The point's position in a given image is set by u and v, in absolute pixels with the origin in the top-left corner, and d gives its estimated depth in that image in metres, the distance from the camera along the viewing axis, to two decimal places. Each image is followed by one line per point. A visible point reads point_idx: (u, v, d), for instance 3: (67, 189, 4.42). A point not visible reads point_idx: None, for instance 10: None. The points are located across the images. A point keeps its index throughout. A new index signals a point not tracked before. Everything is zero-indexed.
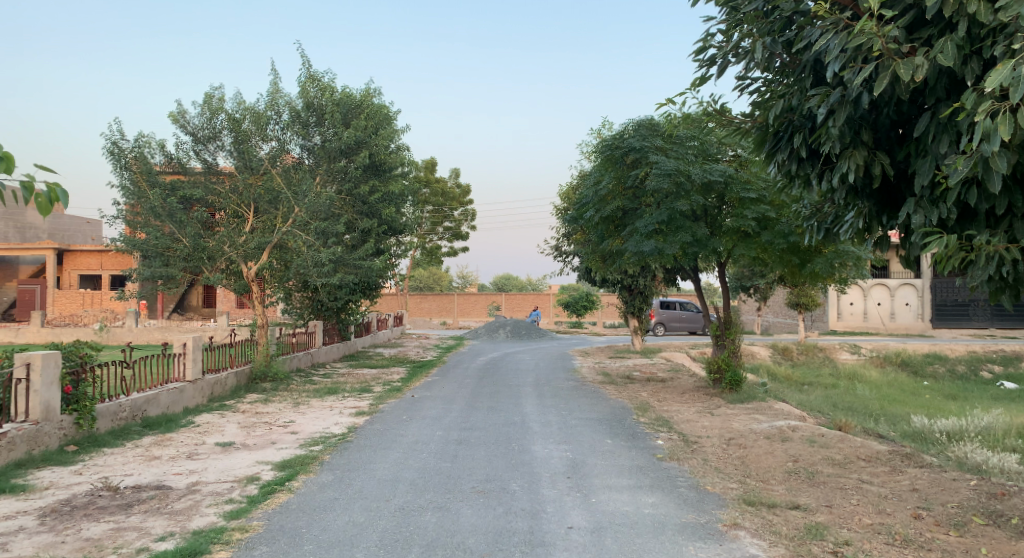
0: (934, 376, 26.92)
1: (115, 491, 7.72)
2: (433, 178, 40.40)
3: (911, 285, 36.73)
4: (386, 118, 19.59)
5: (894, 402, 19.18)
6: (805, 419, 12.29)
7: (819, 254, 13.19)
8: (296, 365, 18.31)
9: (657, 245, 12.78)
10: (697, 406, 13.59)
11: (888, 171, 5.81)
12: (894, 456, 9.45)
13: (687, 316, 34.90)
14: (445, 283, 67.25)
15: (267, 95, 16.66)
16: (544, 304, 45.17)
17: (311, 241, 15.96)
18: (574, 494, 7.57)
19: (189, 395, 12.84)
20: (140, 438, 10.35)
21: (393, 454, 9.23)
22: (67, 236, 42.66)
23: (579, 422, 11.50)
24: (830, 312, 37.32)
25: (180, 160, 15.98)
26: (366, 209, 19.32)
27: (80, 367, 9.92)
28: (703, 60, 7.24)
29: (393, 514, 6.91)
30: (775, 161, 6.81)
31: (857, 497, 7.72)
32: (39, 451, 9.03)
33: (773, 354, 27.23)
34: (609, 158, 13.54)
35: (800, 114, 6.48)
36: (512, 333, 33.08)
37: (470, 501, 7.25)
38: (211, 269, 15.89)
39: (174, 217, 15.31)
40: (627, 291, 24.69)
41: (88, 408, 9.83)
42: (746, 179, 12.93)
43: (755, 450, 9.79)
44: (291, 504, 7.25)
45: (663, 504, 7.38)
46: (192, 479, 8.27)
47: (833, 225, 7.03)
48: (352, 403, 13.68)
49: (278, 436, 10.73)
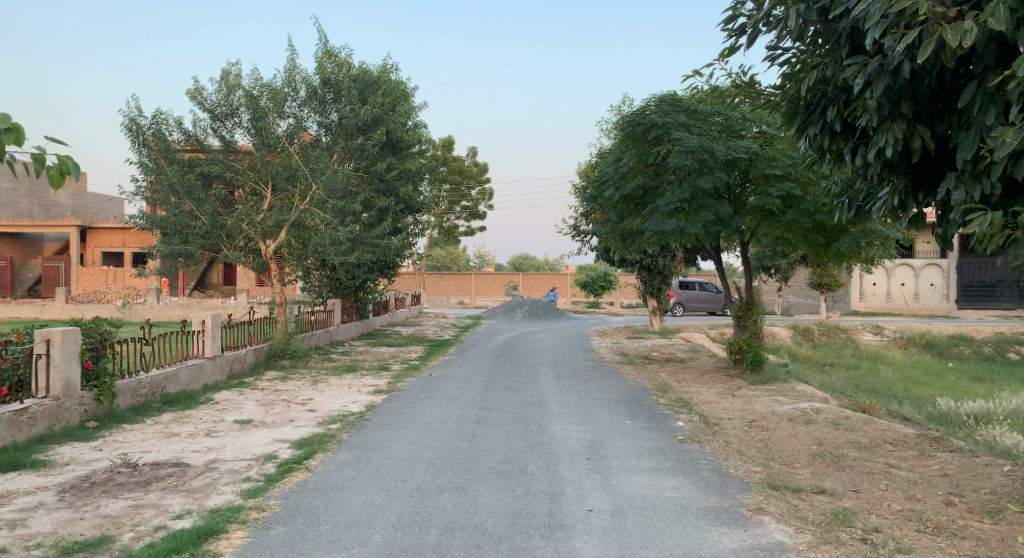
0: (960, 358, 26.53)
1: (134, 468, 7.69)
2: (451, 157, 40.20)
3: (937, 265, 36.16)
4: (403, 96, 19.22)
5: (918, 384, 18.88)
6: (828, 401, 12.08)
7: (846, 233, 12.88)
8: (315, 344, 18.30)
9: (678, 224, 12.57)
10: (718, 387, 13.42)
11: (928, 145, 5.62)
12: (922, 439, 9.23)
13: (707, 296, 34.60)
14: (463, 263, 67.24)
15: (285, 72, 16.46)
16: (562, 284, 44.96)
17: (329, 220, 15.84)
18: (594, 476, 7.45)
19: (208, 372, 12.84)
20: (160, 415, 10.34)
21: (411, 433, 9.15)
22: (90, 214, 42.99)
23: (598, 403, 11.36)
24: (852, 293, 36.83)
25: (198, 137, 15.90)
26: (383, 187, 19.17)
27: (100, 344, 9.89)
28: (732, 29, 6.96)
29: (412, 494, 6.83)
30: (806, 135, 6.62)
31: (885, 482, 7.53)
32: (60, 426, 9.02)
33: (794, 335, 26.94)
34: (631, 134, 13.28)
35: (834, 86, 6.28)
36: (530, 313, 32.94)
37: (489, 482, 7.15)
38: (230, 246, 15.85)
39: (193, 194, 15.24)
40: (647, 271, 24.44)
41: (108, 384, 9.81)
42: (771, 155, 12.60)
43: (778, 433, 9.60)
44: (309, 483, 7.18)
45: (685, 487, 7.23)
46: (211, 457, 8.23)
47: (865, 202, 6.84)
48: (370, 382, 13.62)
49: (296, 414, 10.68)
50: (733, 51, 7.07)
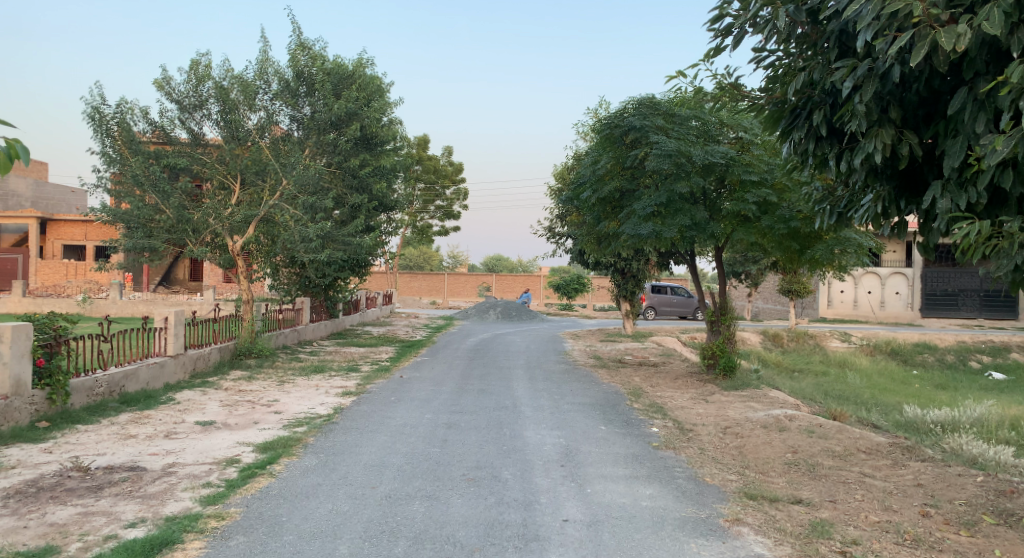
0: (924, 365, 26.82)
1: (85, 473, 7.34)
2: (425, 156, 39.89)
3: (902, 273, 36.64)
4: (378, 90, 18.96)
5: (885, 391, 18.97)
6: (800, 408, 12.03)
7: (820, 240, 12.83)
8: (282, 343, 17.92)
9: (655, 228, 12.42)
10: (691, 392, 13.33)
11: (916, 151, 5.55)
12: (894, 448, 9.18)
13: (679, 301, 34.65)
14: (435, 263, 66.88)
15: (257, 63, 16.10)
16: (534, 285, 44.79)
17: (299, 216, 15.60)
18: (569, 484, 7.25)
19: (170, 371, 12.46)
20: (116, 416, 9.97)
21: (381, 438, 8.89)
22: (52, 205, 42.01)
23: (571, 407, 11.18)
24: (821, 300, 37.19)
25: (164, 129, 15.46)
26: (356, 183, 18.83)
27: (54, 340, 9.50)
28: (719, 29, 6.82)
29: (379, 502, 6.57)
30: (790, 139, 6.51)
31: (861, 492, 7.43)
32: (8, 426, 8.65)
33: (763, 340, 27.02)
34: (608, 137, 13.15)
35: (821, 90, 6.19)
36: (502, 314, 32.71)
37: (461, 490, 6.92)
38: (196, 241, 15.46)
39: (158, 187, 14.81)
40: (620, 274, 24.31)
41: (61, 383, 9.43)
42: (748, 161, 12.49)
43: (753, 440, 9.48)
44: (272, 490, 6.90)
45: (661, 496, 7.06)
46: (168, 460, 7.90)
47: (847, 209, 6.73)
48: (338, 383, 13.32)
49: (260, 415, 10.36)
50: (719, 52, 6.94)
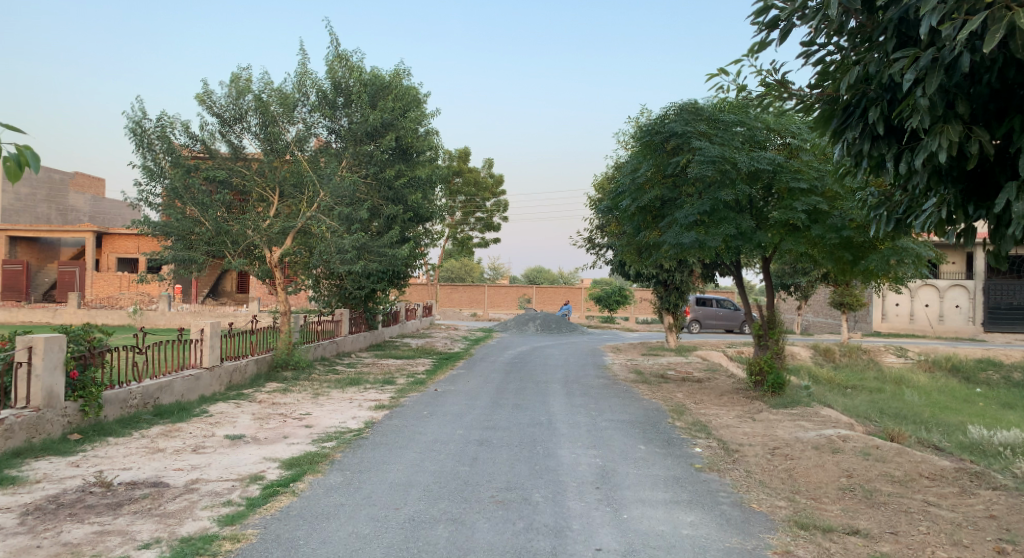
0: (988, 383, 25.56)
1: (107, 489, 7.13)
2: (466, 168, 39.74)
3: (963, 286, 35.25)
4: (415, 101, 18.66)
5: (946, 410, 18.05)
6: (855, 428, 11.37)
7: (875, 250, 12.14)
8: (321, 354, 17.76)
9: (698, 237, 11.93)
10: (738, 409, 12.76)
11: (986, 149, 5.16)
12: (961, 474, 8.53)
13: (725, 314, 33.87)
14: (477, 275, 66.84)
15: (296, 76, 16.05)
16: (576, 298, 44.26)
17: (335, 227, 15.33)
18: (604, 508, 6.83)
19: (206, 383, 12.33)
20: (148, 428, 9.80)
21: (409, 455, 8.57)
22: (107, 219, 43.05)
23: (610, 424, 10.72)
24: (875, 313, 36.01)
25: (206, 143, 15.40)
26: (392, 195, 18.45)
27: (88, 352, 9.37)
28: (764, 23, 6.41)
29: (402, 525, 6.24)
30: (842, 139, 6.09)
31: (926, 524, 6.84)
32: (40, 439, 8.51)
33: (814, 355, 26.15)
34: (649, 144, 12.72)
35: (877, 85, 5.77)
36: (542, 326, 32.32)
37: (488, 514, 6.56)
38: (234, 253, 15.39)
39: (197, 199, 14.78)
40: (663, 287, 23.71)
41: (94, 395, 9.28)
42: (796, 167, 11.96)
43: (803, 463, 8.91)
44: (293, 510, 6.61)
45: (704, 524, 6.60)
46: (193, 476, 7.67)
47: (906, 215, 6.26)
48: (373, 396, 13.06)
49: (291, 430, 10.11)
50: (764, 46, 6.52)
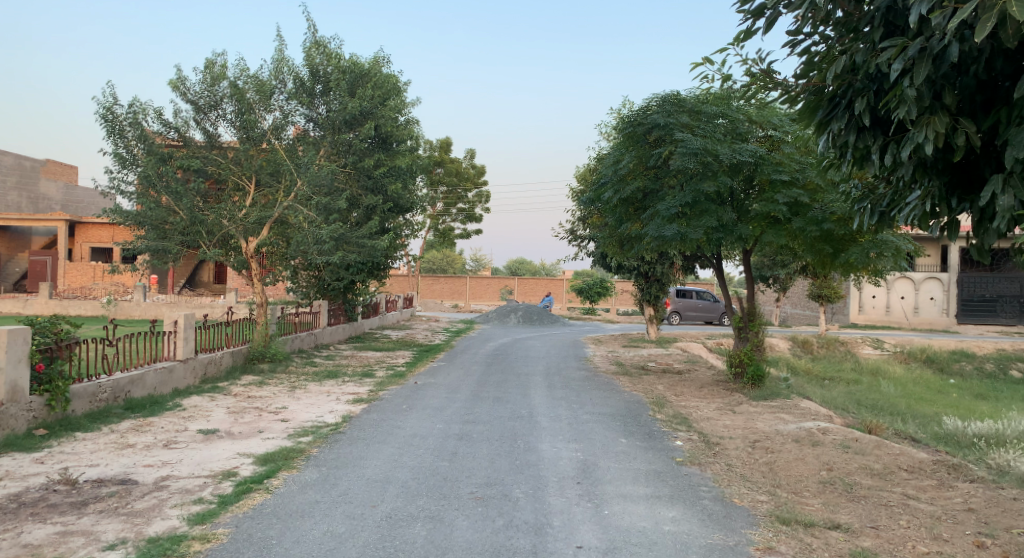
0: (962, 374, 25.80)
1: (72, 487, 6.91)
2: (448, 158, 39.53)
3: (937, 279, 35.56)
4: (395, 89, 18.45)
5: (921, 401, 18.16)
6: (833, 420, 11.37)
7: (855, 243, 12.12)
8: (298, 346, 17.53)
9: (679, 229, 11.84)
10: (718, 401, 12.71)
11: (973, 141, 5.09)
12: (939, 467, 8.52)
13: (705, 305, 33.96)
14: (458, 266, 66.64)
15: (273, 63, 15.77)
16: (557, 289, 44.20)
17: (313, 217, 15.19)
18: (585, 504, 6.73)
19: (179, 375, 12.08)
20: (118, 423, 9.57)
21: (388, 450, 8.42)
22: (81, 208, 42.28)
23: (591, 417, 10.63)
24: (852, 305, 36.24)
25: (179, 130, 15.06)
26: (371, 184, 18.25)
27: (55, 345, 9.12)
28: (750, 11, 6.30)
29: (379, 523, 6.09)
30: (827, 131, 6.00)
31: (906, 517, 6.80)
32: (4, 434, 8.25)
33: (792, 347, 26.27)
34: (631, 135, 12.60)
35: (864, 75, 5.69)
36: (524, 318, 32.22)
37: (468, 511, 6.43)
38: (209, 243, 15.11)
39: (171, 187, 14.48)
40: (644, 278, 23.67)
41: (61, 389, 9.02)
42: (778, 160, 11.91)
43: (784, 456, 8.86)
44: (266, 508, 6.43)
45: (685, 520, 6.51)
46: (163, 473, 7.46)
47: (890, 209, 6.18)
48: (351, 389, 12.88)
49: (266, 424, 9.92)
50: (749, 35, 6.41)
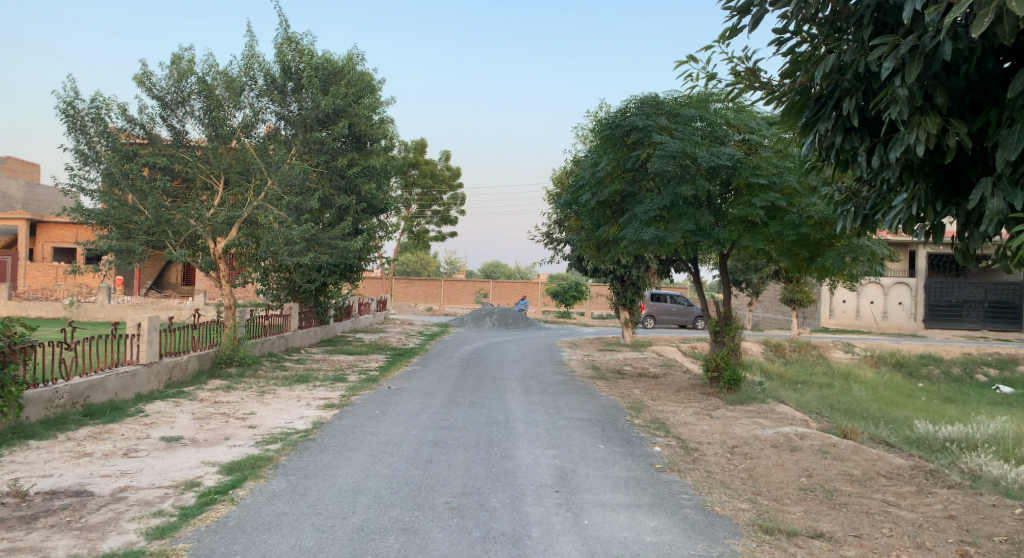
0: (930, 378, 26.02)
1: (22, 499, 6.55)
2: (422, 160, 39.18)
3: (905, 284, 36.00)
4: (368, 88, 18.22)
5: (892, 405, 18.23)
6: (810, 425, 11.26)
7: (831, 247, 12.03)
8: (267, 350, 17.12)
9: (657, 233, 11.68)
10: (694, 406, 12.57)
11: (964, 143, 4.95)
12: (917, 472, 8.42)
13: (678, 309, 33.99)
14: (433, 269, 66.32)
15: (243, 59, 15.35)
16: (532, 292, 44.02)
17: (283, 217, 14.87)
18: (564, 514, 6.51)
19: (142, 380, 11.67)
20: (76, 430, 9.17)
21: (359, 458, 8.15)
22: (43, 207, 41.23)
23: (568, 423, 10.41)
24: (823, 309, 36.48)
25: (145, 127, 14.59)
26: (344, 184, 17.89)
27: (9, 348, 8.66)
28: (736, 8, 6.13)
29: (349, 537, 5.82)
30: (813, 132, 5.84)
31: (888, 526, 6.67)
32: None
33: (765, 351, 26.32)
34: (608, 137, 12.46)
35: (852, 74, 5.54)
36: (499, 321, 32.02)
37: (442, 522, 6.18)
38: (176, 243, 14.69)
39: (137, 186, 14.06)
40: (619, 282, 23.49)
41: (14, 394, 8.58)
42: (755, 164, 11.79)
43: (763, 462, 8.71)
44: (230, 520, 6.13)
45: (667, 530, 6.32)
46: (121, 484, 7.12)
47: (874, 212, 6.03)
48: (322, 394, 12.55)
49: (232, 430, 9.58)
50: (735, 33, 6.28)
